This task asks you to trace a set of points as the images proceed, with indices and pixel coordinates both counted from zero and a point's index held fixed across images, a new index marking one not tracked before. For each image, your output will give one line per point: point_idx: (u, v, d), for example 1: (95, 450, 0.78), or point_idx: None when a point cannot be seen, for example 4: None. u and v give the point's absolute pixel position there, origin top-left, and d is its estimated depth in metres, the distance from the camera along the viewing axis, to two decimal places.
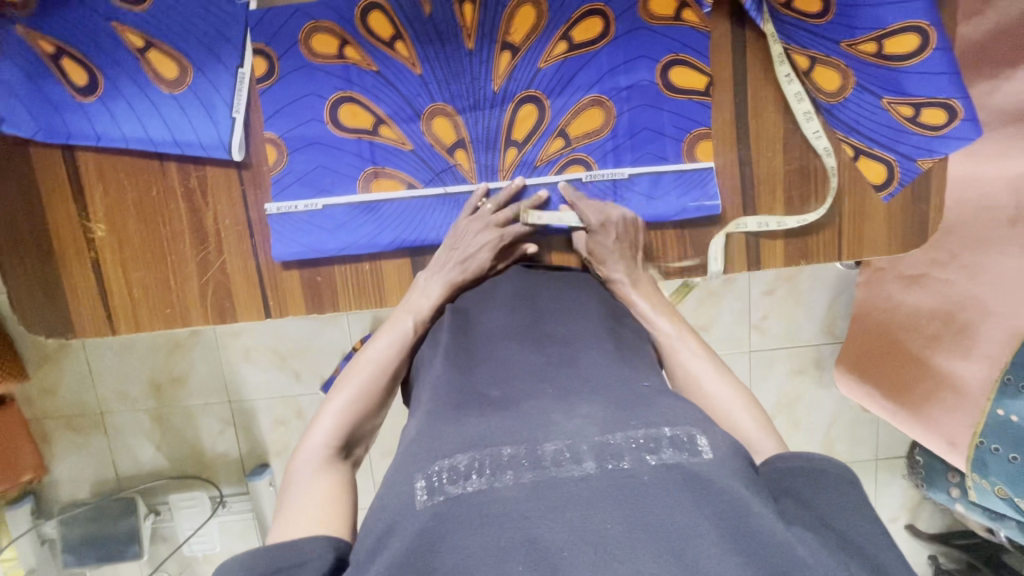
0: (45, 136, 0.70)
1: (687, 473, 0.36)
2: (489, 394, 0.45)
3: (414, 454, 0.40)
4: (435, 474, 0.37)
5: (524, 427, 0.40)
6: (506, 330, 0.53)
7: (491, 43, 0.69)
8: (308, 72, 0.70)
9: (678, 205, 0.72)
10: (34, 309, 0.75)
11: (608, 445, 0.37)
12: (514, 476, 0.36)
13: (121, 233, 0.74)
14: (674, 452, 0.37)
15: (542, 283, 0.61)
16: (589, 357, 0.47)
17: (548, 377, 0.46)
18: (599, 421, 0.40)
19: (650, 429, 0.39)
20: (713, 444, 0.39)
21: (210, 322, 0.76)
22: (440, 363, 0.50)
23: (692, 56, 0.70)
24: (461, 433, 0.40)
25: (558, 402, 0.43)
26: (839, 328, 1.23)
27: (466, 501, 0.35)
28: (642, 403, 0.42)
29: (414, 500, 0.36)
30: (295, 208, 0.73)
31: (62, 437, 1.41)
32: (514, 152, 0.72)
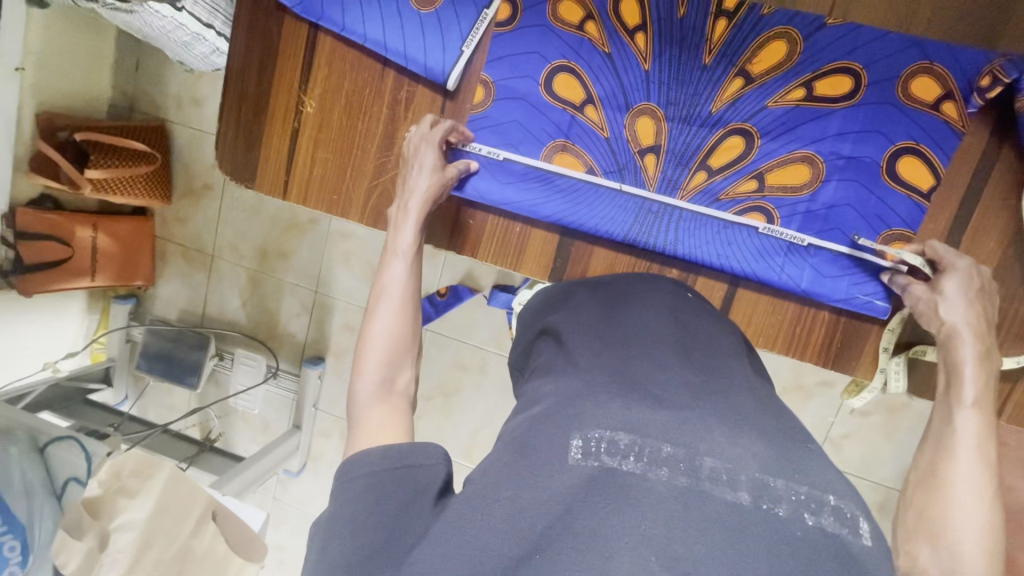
0: (301, 10, 0.77)
1: (841, 550, 0.35)
2: (650, 389, 0.45)
3: (564, 414, 0.42)
4: (595, 440, 0.39)
5: (685, 432, 0.40)
6: (656, 334, 0.53)
7: (728, 65, 0.68)
8: (543, 32, 0.73)
9: (845, 293, 0.68)
10: (231, 156, 0.84)
11: (767, 486, 0.37)
12: (667, 475, 0.37)
13: (325, 116, 0.81)
14: (834, 522, 0.36)
15: (693, 309, 0.60)
16: (740, 394, 0.46)
17: (702, 394, 0.45)
18: (763, 459, 0.39)
19: (813, 490, 0.38)
20: (872, 535, 0.37)
21: (362, 222, 0.83)
22: (590, 344, 0.52)
23: (930, 151, 0.65)
24: (620, 413, 0.41)
25: (721, 423, 0.42)
26: None
27: (617, 476, 0.37)
28: (806, 457, 0.42)
29: (568, 455, 0.38)
30: (480, 149, 0.76)
31: (175, 263, 1.59)
32: (702, 177, 0.70)
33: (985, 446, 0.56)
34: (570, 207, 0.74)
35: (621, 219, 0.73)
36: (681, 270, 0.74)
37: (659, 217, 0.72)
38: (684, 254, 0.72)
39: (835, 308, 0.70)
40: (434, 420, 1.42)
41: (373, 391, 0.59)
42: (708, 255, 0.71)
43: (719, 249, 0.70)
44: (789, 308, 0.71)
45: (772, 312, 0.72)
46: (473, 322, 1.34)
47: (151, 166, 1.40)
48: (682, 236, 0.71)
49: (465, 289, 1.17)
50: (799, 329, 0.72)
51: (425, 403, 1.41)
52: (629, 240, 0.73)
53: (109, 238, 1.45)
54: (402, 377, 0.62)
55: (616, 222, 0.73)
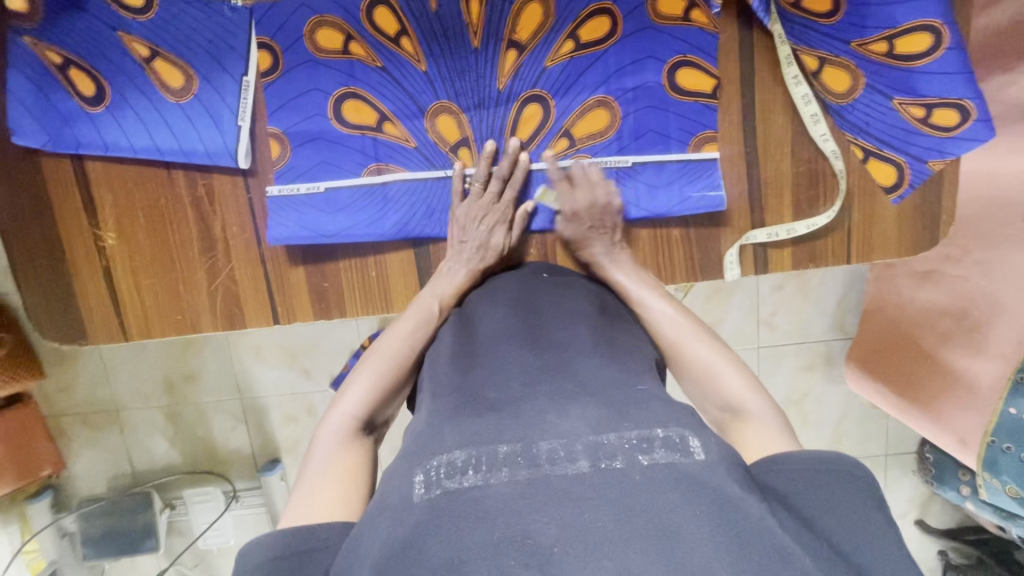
0: (54, 145, 0.70)
1: (679, 474, 0.36)
2: (485, 395, 0.45)
3: (413, 451, 0.42)
4: (434, 469, 0.38)
5: (522, 425, 0.41)
6: (508, 329, 0.54)
7: (496, 40, 0.69)
8: (312, 67, 0.70)
9: (680, 195, 0.71)
10: (49, 318, 0.76)
11: (601, 445, 0.38)
12: (509, 474, 0.37)
13: (131, 241, 0.74)
14: (667, 452, 0.38)
15: (540, 287, 0.61)
16: (589, 358, 0.49)
17: (543, 378, 0.46)
18: (593, 421, 0.40)
19: (643, 429, 0.40)
20: (706, 448, 0.39)
21: (220, 328, 0.77)
22: (449, 366, 0.51)
23: (699, 58, 0.69)
24: (461, 431, 0.41)
25: (554, 403, 0.43)
26: (849, 325, 1.23)
27: (461, 495, 0.36)
28: (636, 406, 0.42)
29: (412, 494, 0.37)
30: (297, 190, 0.72)
31: (79, 434, 1.44)
32: (517, 152, 0.71)
33: (706, 334, 0.63)
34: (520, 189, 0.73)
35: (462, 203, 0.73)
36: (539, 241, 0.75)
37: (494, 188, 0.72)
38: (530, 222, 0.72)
39: (681, 218, 0.73)
40: None
41: (348, 429, 0.58)
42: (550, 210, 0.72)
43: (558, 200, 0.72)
44: (645, 242, 0.74)
45: (631, 253, 0.74)
46: None
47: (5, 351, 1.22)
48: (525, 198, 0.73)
49: None
50: (660, 258, 0.74)
51: None
52: None
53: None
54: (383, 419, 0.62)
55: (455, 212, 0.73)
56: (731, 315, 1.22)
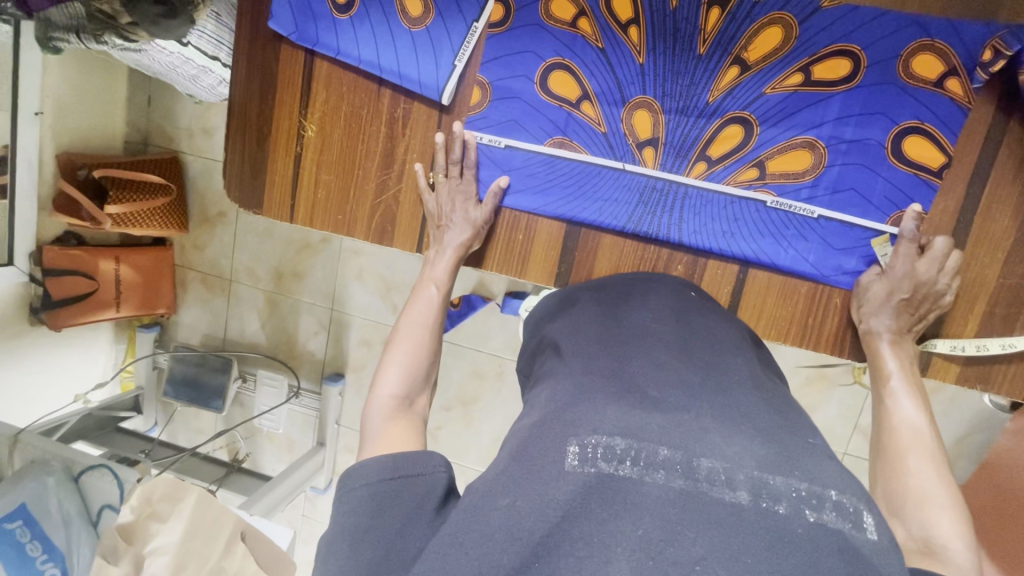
0: (297, 37, 0.79)
1: (845, 544, 0.35)
2: (647, 391, 0.46)
3: (564, 420, 0.44)
4: (591, 446, 0.40)
5: (682, 434, 0.41)
6: (655, 336, 0.53)
7: (723, 54, 0.68)
8: (537, 31, 0.73)
9: (856, 265, 0.67)
10: (239, 182, 0.86)
11: (765, 484, 0.38)
12: (664, 478, 0.38)
13: (326, 138, 0.82)
14: (835, 517, 0.37)
15: (695, 305, 0.60)
16: (747, 395, 0.47)
17: (705, 396, 0.46)
18: (759, 457, 0.40)
19: (815, 486, 0.38)
20: (878, 527, 0.38)
21: (368, 238, 0.84)
22: (590, 351, 0.53)
23: (937, 130, 0.63)
24: (618, 418, 0.42)
25: (717, 424, 0.43)
26: (959, 469, 1.10)
27: (614, 481, 0.38)
28: (803, 450, 0.43)
29: (565, 462, 0.39)
30: (481, 138, 0.77)
31: (196, 289, 1.62)
32: (702, 167, 0.70)
33: (938, 460, 0.57)
34: (656, 208, 0.72)
35: (624, 202, 0.73)
36: (689, 261, 0.73)
37: (664, 194, 0.71)
38: (686, 239, 0.71)
39: (848, 288, 0.69)
40: (454, 430, 1.42)
41: (393, 406, 0.62)
42: (713, 234, 0.70)
43: (724, 227, 0.70)
44: (799, 299, 0.70)
45: (781, 305, 0.71)
46: (487, 330, 1.34)
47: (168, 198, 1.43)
48: (687, 216, 0.71)
49: (479, 298, 1.15)
50: (810, 321, 0.70)
51: (446, 414, 1.42)
52: (632, 230, 0.73)
53: (132, 270, 1.47)
54: (420, 398, 0.66)
55: (620, 204, 0.73)
56: (827, 408, 1.13)
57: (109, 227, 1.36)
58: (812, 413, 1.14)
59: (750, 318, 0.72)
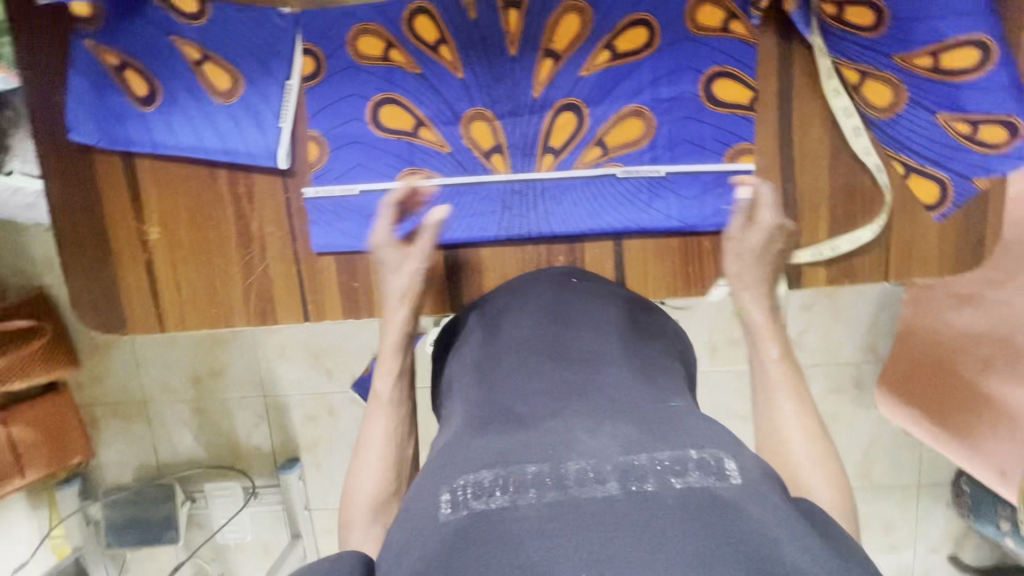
0: (105, 142, 0.74)
1: (708, 497, 0.41)
2: (514, 409, 0.50)
3: (446, 468, 0.48)
4: (460, 489, 0.44)
5: (550, 446, 0.46)
6: (531, 345, 0.57)
7: (533, 49, 0.70)
8: (352, 73, 0.72)
9: (713, 206, 0.71)
10: (93, 309, 0.79)
11: (632, 467, 0.43)
12: (535, 496, 0.42)
13: (172, 236, 0.77)
14: (700, 474, 0.44)
15: (572, 294, 0.64)
16: (617, 375, 0.53)
17: (573, 395, 0.51)
18: (624, 442, 0.46)
19: (677, 450, 0.45)
20: (740, 469, 0.45)
21: (251, 323, 0.79)
22: (473, 377, 0.57)
23: (737, 70, 0.69)
24: (491, 449, 0.47)
25: (583, 420, 0.48)
26: (883, 347, 1.20)
27: (486, 515, 0.42)
28: (668, 422, 0.49)
29: (440, 513, 0.43)
30: (332, 191, 0.75)
31: (111, 423, 1.47)
32: (550, 159, 0.72)
33: (799, 393, 0.62)
34: (519, 210, 0.73)
35: (490, 212, 0.74)
36: (568, 248, 0.74)
37: (523, 194, 0.73)
38: (556, 229, 0.73)
39: (714, 229, 0.72)
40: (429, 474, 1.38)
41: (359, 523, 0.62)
42: (580, 217, 0.73)
43: (587, 208, 0.72)
44: (675, 251, 0.73)
45: (662, 262, 0.74)
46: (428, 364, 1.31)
47: (44, 337, 1.30)
48: (551, 207, 0.73)
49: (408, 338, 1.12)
50: (690, 269, 0.74)
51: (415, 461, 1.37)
52: (505, 236, 0.74)
53: (26, 428, 1.29)
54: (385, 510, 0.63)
55: (486, 215, 0.74)
56: None
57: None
58: None
59: (638, 283, 0.74)
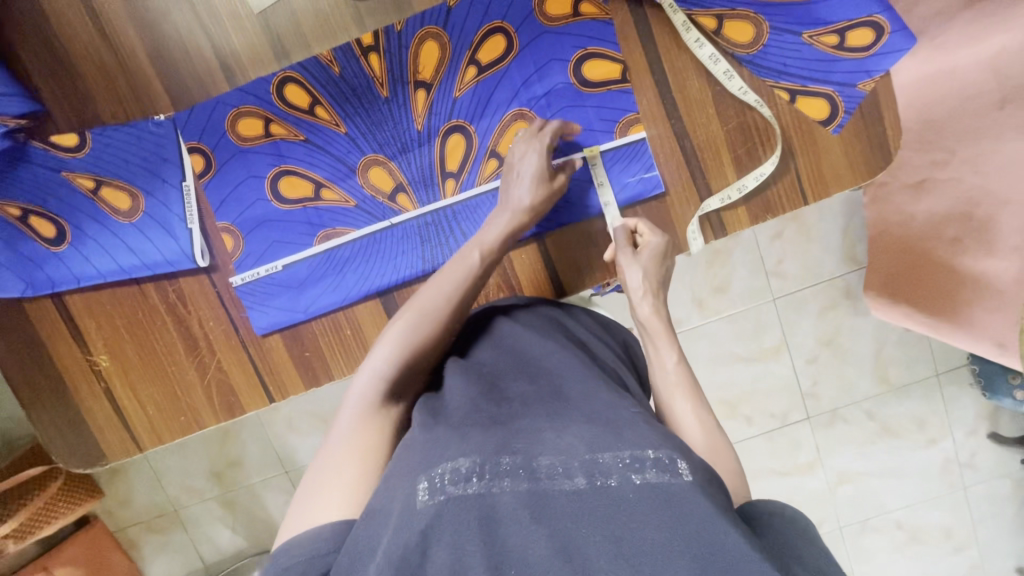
0: (33, 290, 0.75)
1: (667, 496, 0.39)
2: (490, 411, 0.49)
3: (422, 457, 0.45)
4: (438, 475, 0.42)
5: (524, 442, 0.45)
6: (495, 370, 0.57)
7: (403, 85, 0.71)
8: (242, 157, 0.74)
9: (619, 182, 0.72)
10: (67, 447, 0.80)
11: (596, 463, 0.41)
12: (511, 485, 0.41)
13: (122, 358, 0.78)
14: (658, 472, 0.40)
15: (516, 320, 0.65)
16: (579, 378, 0.52)
17: (538, 404, 0.50)
18: (589, 439, 0.43)
19: (636, 448, 0.42)
20: (693, 468, 0.41)
21: (222, 418, 0.80)
22: (459, 380, 0.55)
23: (601, 47, 0.69)
24: (470, 440, 0.45)
25: (551, 421, 0.47)
26: (859, 253, 1.16)
27: (465, 503, 0.40)
28: (630, 424, 0.45)
29: (416, 498, 0.41)
30: (257, 273, 0.76)
31: (148, 540, 1.41)
32: (452, 183, 0.73)
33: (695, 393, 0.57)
34: (441, 236, 0.74)
35: (412, 248, 0.74)
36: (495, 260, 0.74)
37: (439, 223, 0.74)
38: None
39: (627, 204, 0.72)
40: None
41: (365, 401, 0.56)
42: None
43: None
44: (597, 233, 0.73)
45: (588, 248, 0.74)
46: None
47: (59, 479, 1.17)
48: (469, 227, 0.74)
49: None
50: None
51: None
52: (433, 266, 0.74)
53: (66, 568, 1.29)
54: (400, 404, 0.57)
55: (409, 252, 0.74)
56: (738, 273, 1.17)
57: (15, 546, 1.15)
58: (728, 287, 1.17)
59: (572, 274, 0.74)
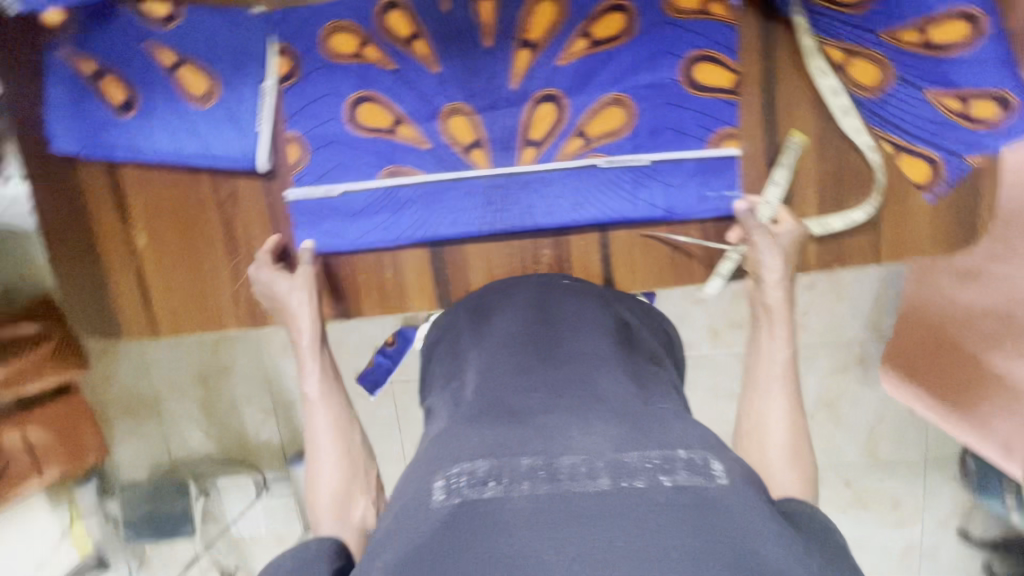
0: (88, 152, 0.74)
1: (699, 497, 0.38)
2: (507, 402, 0.48)
3: (435, 458, 0.45)
4: (454, 476, 0.41)
5: (545, 439, 0.44)
6: (529, 344, 0.55)
7: (509, 40, 0.69)
8: (329, 71, 0.71)
9: (698, 194, 0.70)
10: (86, 314, 0.80)
11: (623, 464, 0.41)
12: (529, 487, 0.39)
13: (159, 241, 0.77)
14: (690, 474, 0.40)
15: (562, 292, 0.62)
16: (616, 371, 0.51)
17: (565, 389, 0.49)
18: (615, 439, 0.43)
19: (663, 451, 0.42)
20: (728, 471, 0.41)
21: (243, 326, 0.80)
22: (491, 356, 0.54)
23: (718, 52, 0.67)
24: (483, 437, 0.45)
25: (574, 416, 0.46)
26: (885, 326, 1.14)
27: (482, 509, 0.38)
28: (659, 426, 0.45)
29: (432, 499, 0.40)
30: (313, 192, 0.74)
31: (122, 423, 1.40)
32: (532, 152, 0.71)
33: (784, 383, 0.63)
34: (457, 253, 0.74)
35: (473, 209, 0.73)
36: (554, 239, 0.73)
37: (507, 188, 0.72)
38: (540, 222, 0.73)
39: (704, 219, 0.71)
40: None
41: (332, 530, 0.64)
42: (564, 210, 0.72)
43: (572, 201, 0.72)
44: (660, 243, 0.72)
45: (649, 253, 0.72)
46: None
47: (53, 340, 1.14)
48: (534, 201, 0.72)
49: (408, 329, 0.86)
50: (677, 263, 0.72)
51: None
52: (488, 231, 0.74)
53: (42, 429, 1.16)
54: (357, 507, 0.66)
55: (470, 210, 0.73)
56: None
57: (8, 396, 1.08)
58: None
59: (625, 277, 0.74)
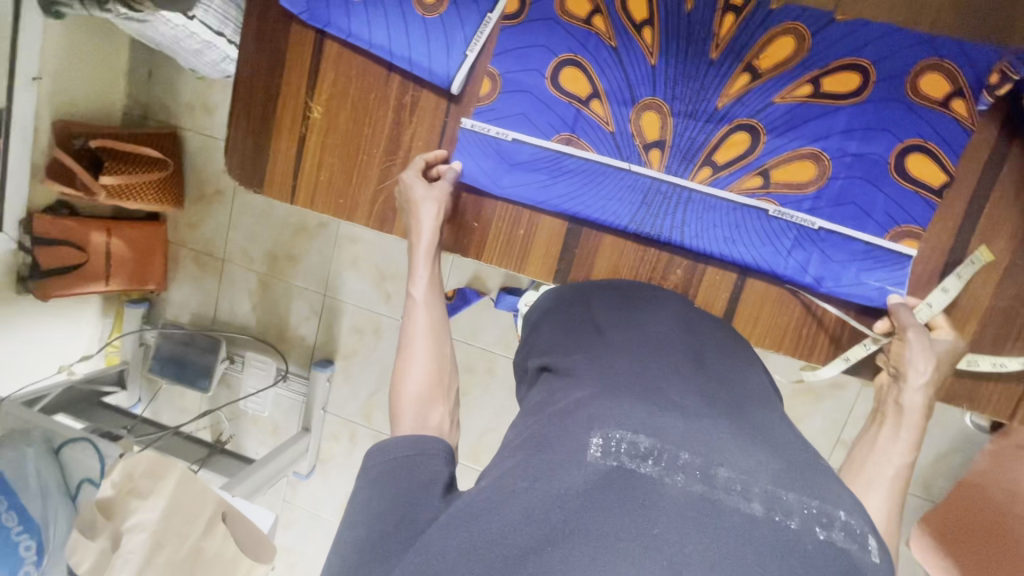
0: (308, 16, 0.77)
1: (850, 565, 0.37)
2: (668, 395, 0.47)
3: (579, 415, 0.44)
4: (615, 440, 0.41)
5: (702, 442, 0.43)
6: (662, 346, 0.53)
7: (735, 61, 0.68)
8: (550, 25, 0.73)
9: (854, 278, 0.68)
10: (241, 160, 0.85)
11: (779, 498, 0.39)
12: (684, 481, 0.40)
13: (331, 121, 0.81)
14: (844, 537, 0.39)
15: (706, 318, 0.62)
16: (757, 408, 0.50)
17: (722, 410, 0.47)
18: (777, 473, 0.41)
19: (824, 505, 0.40)
20: (880, 552, 0.40)
21: (369, 225, 0.83)
22: (626, 343, 0.53)
23: (939, 148, 0.65)
24: (644, 417, 0.44)
25: (732, 433, 0.44)
26: (936, 488, 1.08)
27: (637, 478, 0.39)
28: (819, 474, 0.43)
29: (587, 452, 0.41)
30: (488, 130, 0.76)
31: (187, 267, 1.40)
32: (707, 172, 0.70)
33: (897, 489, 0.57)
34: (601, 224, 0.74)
35: (628, 201, 0.73)
36: (690, 261, 0.73)
37: (669, 196, 0.72)
38: (687, 240, 0.72)
39: (847, 302, 0.70)
40: None
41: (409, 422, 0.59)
42: (714, 239, 0.71)
43: (725, 233, 0.71)
44: (797, 308, 0.72)
45: (779, 313, 0.72)
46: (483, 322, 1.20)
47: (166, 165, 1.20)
48: (690, 219, 0.71)
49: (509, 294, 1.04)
50: (804, 333, 0.72)
51: None
52: (632, 229, 0.73)
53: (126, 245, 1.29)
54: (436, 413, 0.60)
55: (624, 203, 0.73)
56: (816, 419, 1.12)
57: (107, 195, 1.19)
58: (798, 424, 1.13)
59: (747, 327, 0.73)
